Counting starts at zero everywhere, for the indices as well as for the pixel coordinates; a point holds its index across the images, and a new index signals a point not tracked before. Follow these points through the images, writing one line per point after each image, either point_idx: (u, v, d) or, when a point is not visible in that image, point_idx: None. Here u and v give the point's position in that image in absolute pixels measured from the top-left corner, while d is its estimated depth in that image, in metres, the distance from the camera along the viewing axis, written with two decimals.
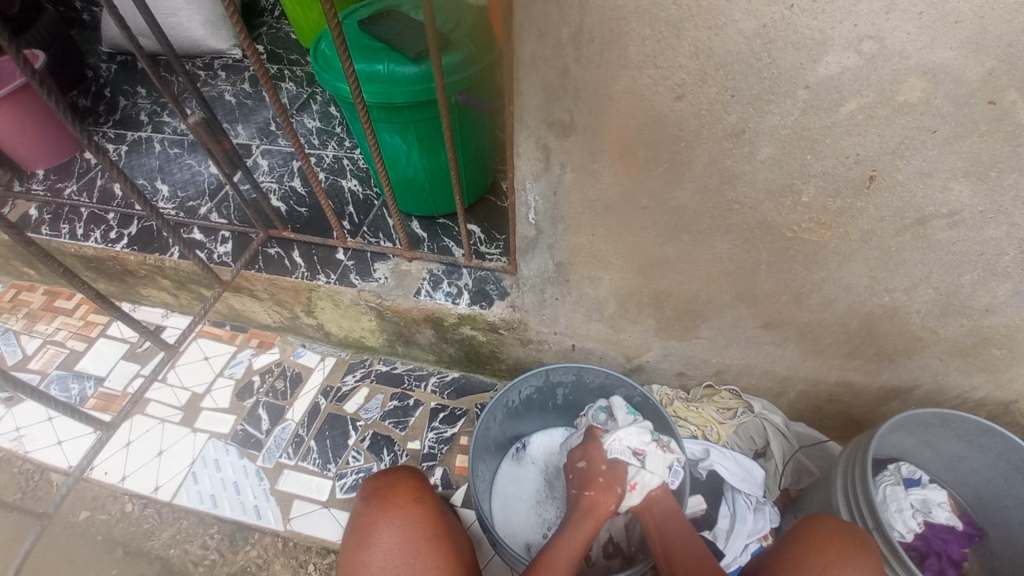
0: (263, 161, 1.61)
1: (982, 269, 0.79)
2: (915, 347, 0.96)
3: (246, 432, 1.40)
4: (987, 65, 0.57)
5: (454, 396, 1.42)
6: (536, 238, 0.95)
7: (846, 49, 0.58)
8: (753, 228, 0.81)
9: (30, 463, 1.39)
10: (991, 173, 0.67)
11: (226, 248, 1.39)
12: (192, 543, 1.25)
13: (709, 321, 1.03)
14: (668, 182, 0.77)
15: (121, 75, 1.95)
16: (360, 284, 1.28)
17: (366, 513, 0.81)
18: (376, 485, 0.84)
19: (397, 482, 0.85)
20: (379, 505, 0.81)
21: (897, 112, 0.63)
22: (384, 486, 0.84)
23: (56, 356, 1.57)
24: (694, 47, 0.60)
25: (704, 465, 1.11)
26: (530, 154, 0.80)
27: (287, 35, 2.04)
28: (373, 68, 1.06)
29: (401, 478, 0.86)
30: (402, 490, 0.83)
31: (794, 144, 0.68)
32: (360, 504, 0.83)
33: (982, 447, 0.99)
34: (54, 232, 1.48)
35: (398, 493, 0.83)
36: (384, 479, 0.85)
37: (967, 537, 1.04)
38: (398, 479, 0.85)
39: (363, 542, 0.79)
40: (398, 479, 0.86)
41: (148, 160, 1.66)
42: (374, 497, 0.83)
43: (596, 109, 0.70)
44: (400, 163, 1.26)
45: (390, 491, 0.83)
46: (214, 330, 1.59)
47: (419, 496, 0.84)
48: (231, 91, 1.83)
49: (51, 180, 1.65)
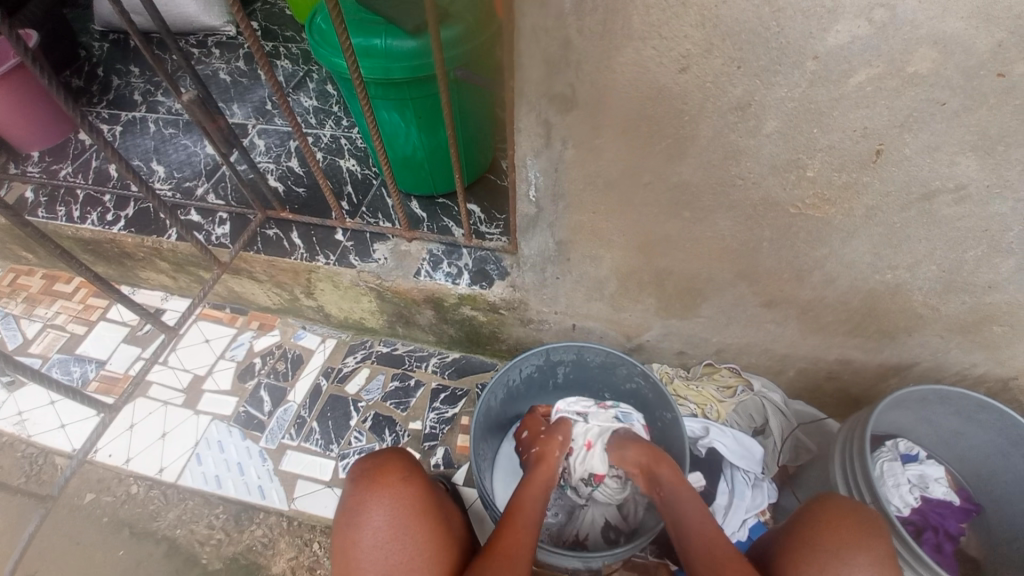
0: (259, 141, 1.58)
1: (987, 245, 0.79)
2: (916, 324, 0.96)
3: (248, 413, 1.40)
4: (1000, 35, 0.56)
5: (455, 376, 1.42)
6: (536, 216, 0.94)
7: (856, 17, 0.56)
8: (756, 205, 0.80)
9: (34, 446, 1.39)
10: (999, 147, 0.66)
11: (224, 229, 1.38)
12: (197, 524, 1.27)
13: (711, 300, 1.03)
14: (670, 157, 0.76)
15: (113, 54, 1.91)
16: (359, 265, 1.27)
17: (354, 493, 0.82)
18: (364, 466, 0.85)
19: (384, 462, 0.85)
20: (367, 485, 0.81)
21: (906, 84, 0.62)
22: (372, 467, 0.84)
23: (57, 340, 1.57)
24: (699, 16, 0.59)
25: (704, 443, 1.12)
26: (531, 130, 0.78)
27: (281, 12, 1.99)
28: (370, 42, 1.03)
29: (389, 458, 0.86)
30: (391, 470, 0.84)
31: (801, 117, 0.67)
32: (348, 485, 0.84)
33: (981, 423, 1.00)
34: (51, 215, 1.47)
35: (386, 473, 0.83)
36: (371, 460, 0.86)
37: (964, 512, 1.06)
38: (385, 459, 0.85)
39: (352, 521, 0.79)
40: (385, 459, 0.86)
41: (142, 140, 1.64)
42: (362, 478, 0.83)
43: (598, 82, 0.68)
44: (399, 141, 1.24)
45: (378, 472, 0.83)
46: (214, 313, 1.59)
47: (407, 476, 0.84)
48: (225, 70, 1.80)
49: (46, 162, 1.63)
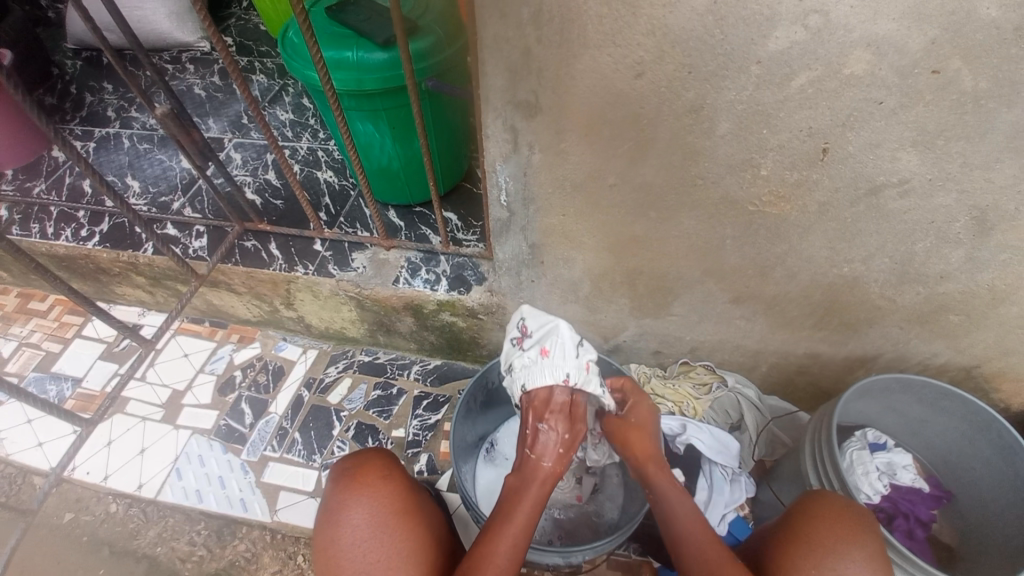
0: (236, 155, 1.59)
1: (935, 237, 0.83)
2: (876, 316, 1.00)
3: (229, 426, 1.40)
4: (929, 35, 0.60)
5: (436, 382, 1.43)
6: (509, 220, 0.97)
7: (794, 24, 0.60)
8: (717, 203, 0.83)
9: (9, 467, 1.37)
10: (938, 141, 0.70)
11: (202, 242, 1.38)
12: (178, 540, 1.25)
13: (681, 298, 1.06)
14: (633, 160, 0.79)
15: (87, 73, 1.90)
16: (338, 274, 1.28)
17: (335, 492, 0.83)
18: (346, 465, 0.86)
19: (366, 461, 0.86)
20: (348, 484, 0.83)
21: (845, 85, 0.66)
22: (353, 466, 0.86)
23: (32, 358, 1.55)
24: (649, 25, 0.63)
25: (682, 439, 1.13)
26: (498, 137, 0.81)
27: (257, 28, 2.01)
28: (342, 54, 1.05)
29: (369, 457, 0.87)
30: (371, 468, 0.85)
31: (751, 119, 0.71)
32: (330, 486, 0.85)
33: (943, 409, 1.04)
34: (25, 233, 1.46)
35: (366, 472, 0.84)
36: (353, 460, 0.87)
37: (933, 499, 1.10)
38: (367, 459, 0.87)
39: (333, 520, 0.80)
40: (367, 459, 0.87)
41: (118, 156, 1.64)
42: (343, 477, 0.84)
43: (559, 89, 0.71)
44: (374, 151, 1.26)
45: (359, 471, 0.85)
46: (193, 327, 1.58)
47: (388, 474, 0.86)
48: (201, 85, 1.81)
49: (19, 180, 1.62)
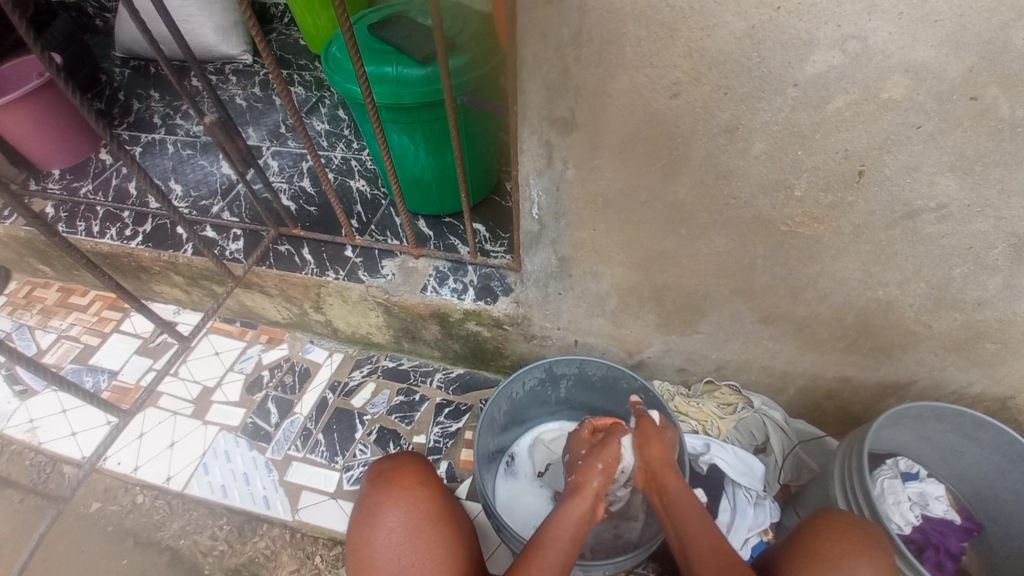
0: (274, 162, 1.65)
1: (973, 263, 0.82)
2: (909, 341, 0.98)
3: (255, 425, 1.43)
4: (970, 61, 0.60)
5: (459, 391, 1.45)
6: (539, 233, 0.98)
7: (831, 48, 0.61)
8: (749, 223, 0.84)
9: (43, 455, 1.42)
10: (977, 167, 0.70)
11: (238, 245, 1.43)
12: (201, 534, 1.28)
13: (708, 316, 1.06)
14: (666, 178, 0.80)
15: (135, 80, 2.00)
16: (368, 280, 1.32)
17: (372, 493, 0.86)
18: (382, 468, 0.89)
19: (401, 465, 0.89)
20: (384, 487, 0.86)
21: (882, 109, 0.66)
22: (389, 469, 0.89)
23: (71, 350, 1.61)
24: (687, 47, 0.64)
25: (704, 459, 1.14)
26: (533, 152, 0.83)
27: (297, 41, 2.09)
28: (382, 69, 1.10)
29: (404, 463, 0.90)
30: (407, 473, 0.88)
31: (785, 140, 0.71)
32: (366, 486, 0.88)
33: (978, 440, 1.01)
34: (72, 230, 1.53)
35: (403, 475, 0.88)
36: (388, 464, 0.90)
37: (965, 531, 1.06)
38: (402, 464, 0.90)
39: (368, 520, 0.83)
40: (402, 463, 0.90)
41: (162, 160, 1.71)
42: (380, 480, 0.87)
43: (596, 107, 0.73)
44: (408, 162, 1.30)
45: (395, 474, 0.88)
46: (224, 327, 1.63)
47: (423, 479, 0.88)
48: (243, 95, 1.88)
49: (68, 180, 1.70)
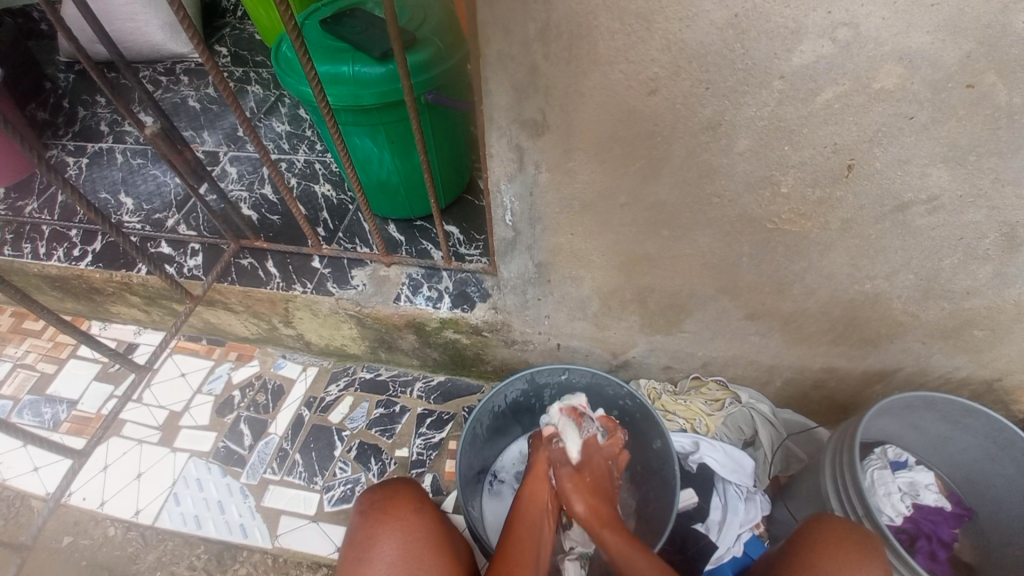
0: (231, 168, 1.55)
1: (962, 253, 0.79)
2: (898, 331, 0.96)
3: (228, 448, 1.36)
4: (965, 48, 0.56)
5: (440, 400, 1.39)
6: (514, 239, 0.93)
7: (820, 37, 0.57)
8: (734, 221, 0.79)
9: (7, 492, 1.33)
10: (970, 157, 0.66)
11: (196, 261, 1.34)
12: (178, 566, 1.22)
13: (693, 315, 1.02)
14: (645, 178, 0.75)
15: (80, 86, 1.86)
16: (337, 293, 1.24)
17: (365, 525, 0.80)
18: (374, 498, 0.83)
19: (395, 493, 0.84)
20: (378, 518, 0.80)
21: (874, 99, 0.62)
22: (383, 498, 0.83)
23: (26, 380, 1.51)
24: (665, 40, 0.59)
25: (694, 459, 1.11)
26: (503, 156, 0.77)
27: (252, 36, 1.98)
28: (338, 69, 1.02)
29: (398, 490, 0.85)
30: (402, 501, 0.83)
31: (772, 135, 0.67)
32: (358, 517, 0.82)
33: (967, 427, 1.00)
34: (15, 252, 1.42)
35: (397, 504, 0.82)
36: (381, 491, 0.85)
37: (956, 517, 1.05)
38: (396, 491, 0.85)
39: (363, 556, 0.77)
40: (396, 491, 0.85)
41: (110, 171, 1.60)
42: (372, 510, 0.82)
43: (568, 106, 0.67)
44: (373, 166, 1.23)
45: (390, 503, 0.82)
46: (189, 345, 1.55)
47: (418, 507, 0.83)
48: (195, 97, 1.77)
49: (11, 198, 1.58)
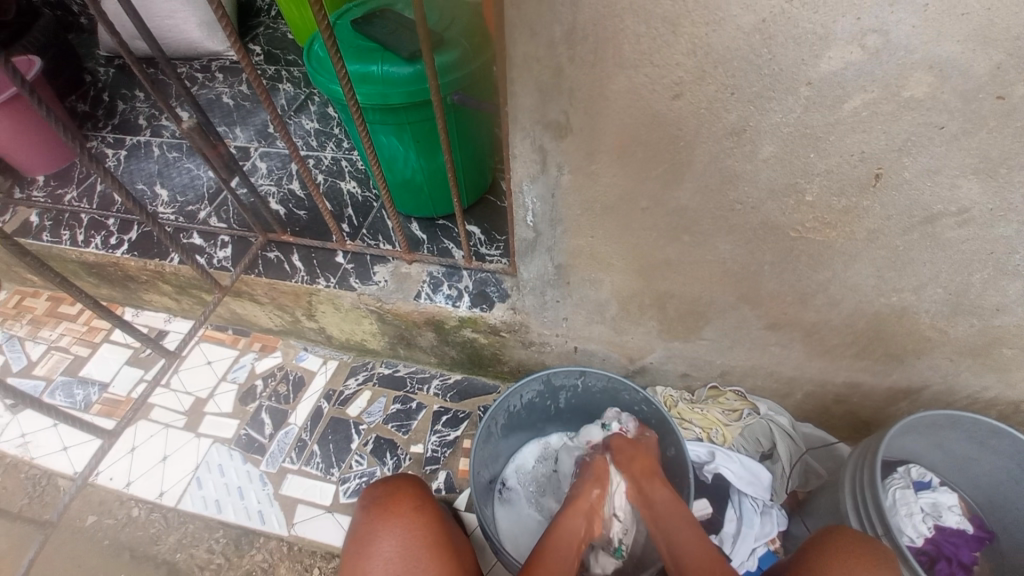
0: (262, 164, 1.60)
1: (993, 268, 0.77)
2: (924, 347, 0.94)
3: (249, 436, 1.40)
4: (997, 58, 0.55)
5: (456, 398, 1.41)
6: (534, 241, 0.94)
7: (848, 44, 0.56)
8: (756, 228, 0.79)
9: (38, 468, 1.39)
10: (1003, 169, 0.65)
11: (226, 252, 1.39)
12: (198, 547, 1.25)
13: (712, 323, 1.01)
14: (667, 182, 0.75)
15: (119, 80, 1.95)
16: (359, 288, 1.27)
17: (366, 521, 0.82)
18: (376, 495, 0.85)
19: (396, 490, 0.85)
20: (379, 514, 0.82)
21: (903, 108, 0.61)
22: (384, 495, 0.85)
23: (61, 362, 1.57)
24: (690, 44, 0.59)
25: (710, 469, 1.09)
26: (526, 157, 0.78)
27: (285, 35, 2.03)
28: (368, 69, 1.04)
29: (400, 487, 0.86)
30: (403, 498, 0.84)
31: (797, 142, 0.66)
32: (361, 513, 0.84)
33: (996, 449, 0.96)
34: (57, 239, 1.48)
35: (398, 501, 0.84)
36: (383, 488, 0.86)
37: (979, 541, 1.01)
38: (397, 488, 0.86)
39: (363, 550, 0.79)
40: (398, 488, 0.86)
41: (147, 164, 1.66)
42: (374, 506, 0.83)
43: (591, 109, 0.68)
44: (398, 165, 1.25)
45: (391, 500, 0.84)
46: (216, 335, 1.59)
47: (419, 504, 0.84)
48: (229, 93, 1.83)
49: (52, 186, 1.65)
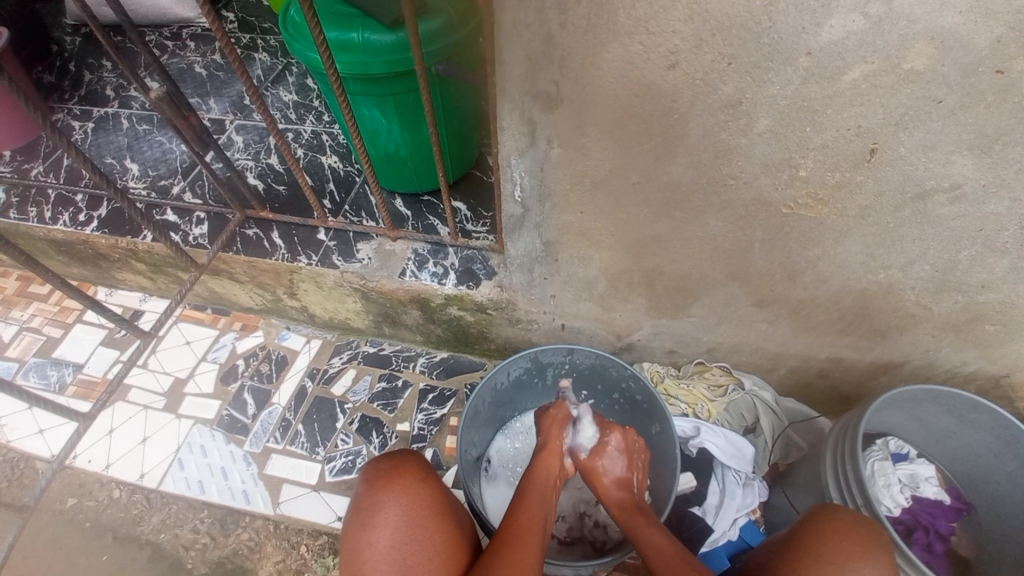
0: (237, 137, 1.54)
1: (982, 245, 0.77)
2: (908, 323, 0.95)
3: (232, 417, 1.37)
4: (998, 30, 0.54)
5: (443, 376, 1.39)
6: (522, 217, 0.91)
7: (851, 11, 0.54)
8: (748, 204, 0.78)
9: (12, 452, 1.35)
10: (997, 145, 0.64)
11: (202, 229, 1.34)
12: (182, 528, 1.24)
13: (701, 300, 1.01)
14: (660, 157, 0.73)
15: (86, 49, 1.84)
16: (342, 266, 1.24)
17: (370, 493, 0.81)
18: (380, 466, 0.84)
19: (401, 462, 0.84)
20: (383, 485, 0.81)
21: (902, 81, 0.59)
22: (388, 467, 0.83)
23: (33, 343, 1.52)
24: (687, 10, 0.56)
25: (695, 443, 1.10)
26: (514, 129, 0.75)
27: (260, 3, 1.94)
28: (347, 36, 0.99)
29: (404, 459, 0.85)
30: (407, 470, 0.83)
31: (794, 116, 0.65)
32: (364, 484, 0.83)
33: (973, 422, 0.99)
34: (22, 216, 1.42)
35: (403, 473, 0.82)
36: (387, 461, 0.85)
37: (955, 511, 1.04)
38: (401, 461, 0.85)
39: (367, 521, 0.78)
40: (402, 460, 0.85)
41: (116, 136, 1.59)
42: (378, 478, 0.82)
43: (583, 79, 0.65)
44: (381, 138, 1.20)
45: (396, 472, 0.82)
46: (194, 314, 1.55)
47: (423, 476, 0.83)
48: (202, 63, 1.74)
49: (17, 161, 1.57)
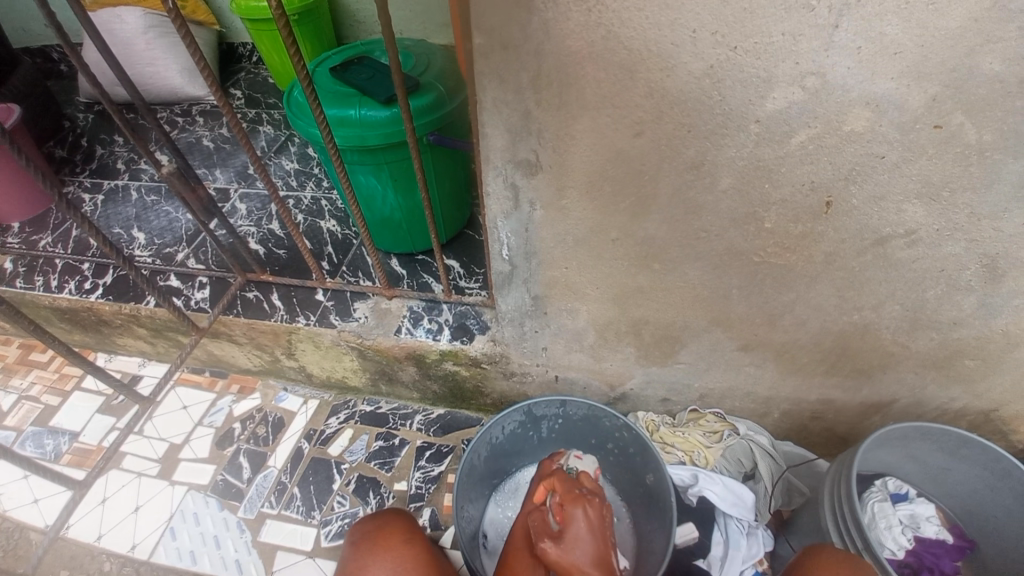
0: (241, 205, 1.61)
1: (945, 284, 0.82)
2: (890, 361, 0.98)
3: (226, 481, 1.36)
4: (931, 91, 0.61)
5: (440, 433, 1.40)
6: (511, 273, 0.96)
7: (791, 85, 0.61)
8: (721, 254, 0.83)
9: (6, 523, 1.32)
10: (943, 193, 0.70)
11: (204, 293, 1.38)
12: None
13: (688, 347, 1.04)
14: (635, 215, 0.79)
15: (98, 125, 1.96)
16: (340, 325, 1.27)
17: (355, 557, 0.81)
18: (365, 529, 0.85)
19: (385, 524, 0.85)
20: (369, 548, 0.81)
21: (845, 141, 0.66)
22: (373, 529, 0.84)
23: (30, 412, 1.52)
24: (648, 87, 0.63)
25: (694, 492, 1.08)
26: (499, 194, 0.81)
27: (265, 80, 2.08)
28: (345, 113, 1.08)
29: (389, 521, 0.86)
30: (391, 533, 0.84)
31: (752, 174, 0.71)
32: (349, 550, 0.83)
33: (965, 458, 1.00)
34: (28, 285, 1.46)
35: (387, 535, 0.83)
36: (373, 524, 0.86)
37: (959, 549, 1.03)
38: (386, 523, 0.85)
39: None
40: (387, 522, 0.86)
41: (123, 208, 1.66)
42: (363, 541, 0.83)
43: (559, 148, 0.72)
44: (376, 203, 1.27)
45: (380, 534, 0.83)
46: (193, 377, 1.56)
47: (409, 537, 0.84)
48: (209, 137, 1.85)
49: (25, 233, 1.63)
